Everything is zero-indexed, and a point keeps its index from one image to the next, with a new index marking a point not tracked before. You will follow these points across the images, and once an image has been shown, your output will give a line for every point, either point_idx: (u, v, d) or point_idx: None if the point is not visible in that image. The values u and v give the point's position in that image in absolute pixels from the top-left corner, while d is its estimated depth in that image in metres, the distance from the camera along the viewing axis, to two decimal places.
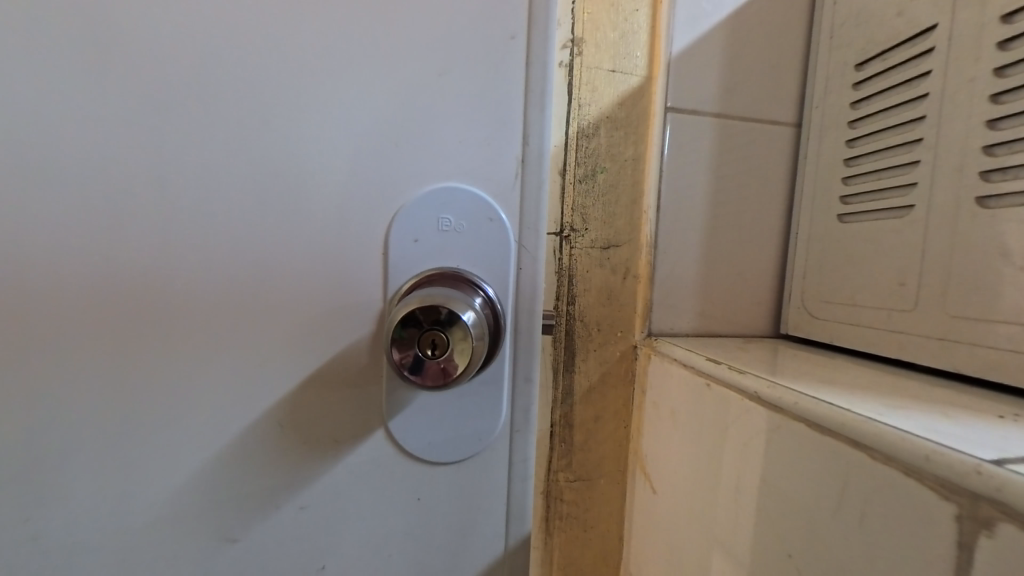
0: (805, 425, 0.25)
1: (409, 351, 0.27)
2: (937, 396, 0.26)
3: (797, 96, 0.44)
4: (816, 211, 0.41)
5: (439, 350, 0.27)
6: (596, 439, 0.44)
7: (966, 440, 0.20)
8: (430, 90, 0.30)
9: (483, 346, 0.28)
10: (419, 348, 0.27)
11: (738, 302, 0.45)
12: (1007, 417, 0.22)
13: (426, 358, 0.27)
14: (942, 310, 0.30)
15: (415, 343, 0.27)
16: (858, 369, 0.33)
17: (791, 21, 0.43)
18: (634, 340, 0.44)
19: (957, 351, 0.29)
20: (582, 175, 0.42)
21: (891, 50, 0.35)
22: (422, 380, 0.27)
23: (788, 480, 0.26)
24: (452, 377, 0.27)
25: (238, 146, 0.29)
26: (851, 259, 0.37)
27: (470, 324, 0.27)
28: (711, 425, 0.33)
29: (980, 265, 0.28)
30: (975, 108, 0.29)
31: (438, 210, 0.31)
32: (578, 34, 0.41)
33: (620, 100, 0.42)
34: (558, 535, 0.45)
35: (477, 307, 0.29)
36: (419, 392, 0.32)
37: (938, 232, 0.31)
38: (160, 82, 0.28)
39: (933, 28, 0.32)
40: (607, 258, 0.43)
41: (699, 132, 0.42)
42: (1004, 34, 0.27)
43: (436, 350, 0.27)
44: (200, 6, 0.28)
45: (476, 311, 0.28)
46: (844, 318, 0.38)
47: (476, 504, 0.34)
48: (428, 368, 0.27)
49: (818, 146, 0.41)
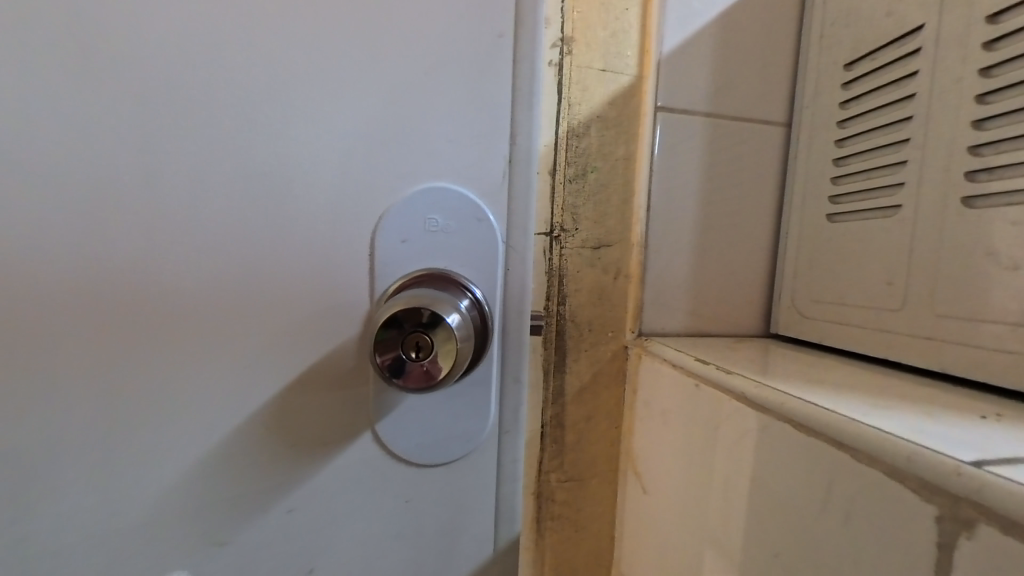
0: (791, 426, 0.25)
1: (392, 353, 0.27)
2: (924, 396, 0.26)
3: (787, 95, 0.43)
4: (806, 210, 0.41)
5: (423, 352, 0.27)
6: (587, 439, 0.44)
7: (946, 440, 0.20)
8: (418, 90, 0.30)
9: (468, 347, 0.28)
10: (402, 350, 0.27)
11: (729, 301, 0.45)
12: (989, 417, 0.23)
13: (410, 360, 0.27)
14: (928, 310, 0.30)
15: (399, 345, 0.27)
16: (845, 369, 0.33)
17: (781, 20, 0.43)
18: (626, 340, 0.44)
19: (944, 351, 0.29)
20: (573, 175, 0.42)
21: (879, 50, 0.35)
22: (405, 382, 0.27)
23: (776, 480, 0.26)
24: (436, 379, 0.27)
25: (223, 144, 0.29)
26: (840, 259, 0.37)
27: (455, 326, 0.27)
28: (703, 425, 0.33)
29: (966, 264, 0.28)
30: (961, 107, 0.29)
31: (426, 210, 0.31)
32: (568, 33, 0.41)
33: (610, 99, 0.42)
34: (550, 536, 0.45)
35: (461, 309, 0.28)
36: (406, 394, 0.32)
37: (925, 232, 0.31)
38: (143, 77, 0.28)
39: (921, 28, 0.32)
40: (598, 258, 0.43)
41: (690, 132, 0.42)
42: (989, 35, 0.27)
43: (420, 352, 0.27)
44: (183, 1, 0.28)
45: (461, 313, 0.28)
46: (834, 318, 0.37)
47: (466, 504, 0.34)
48: (410, 370, 0.27)
49: (808, 146, 0.41)
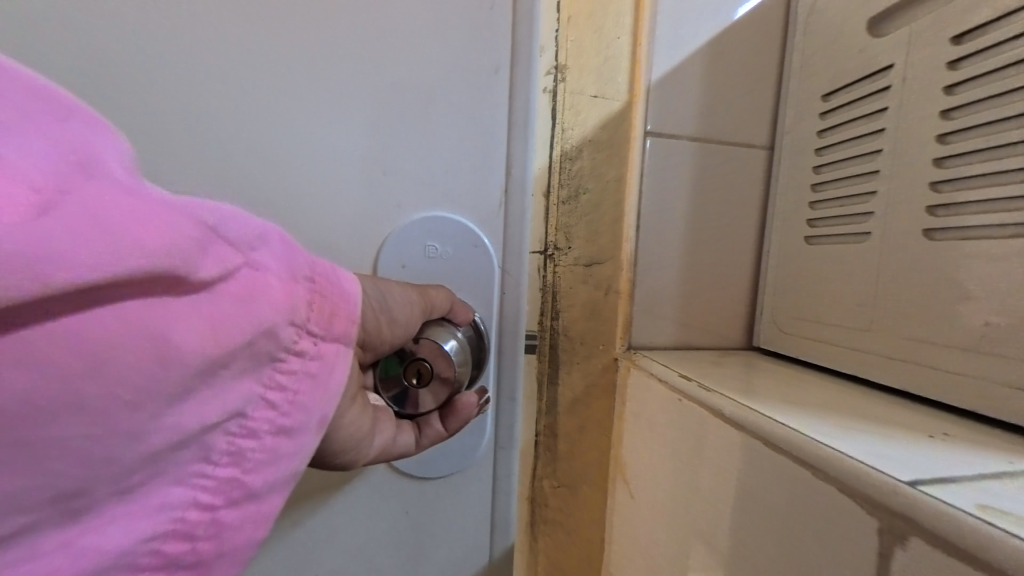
0: (762, 443, 0.27)
1: (395, 383, 0.31)
2: (886, 415, 0.28)
3: (771, 120, 0.46)
4: (788, 231, 0.43)
5: (423, 379, 0.31)
6: (579, 447, 0.47)
7: (893, 460, 0.22)
8: (418, 121, 0.32)
9: (464, 372, 0.32)
10: (405, 379, 0.31)
11: (715, 316, 0.47)
12: (939, 437, 0.25)
13: (411, 386, 0.31)
14: (893, 332, 0.33)
15: (402, 376, 0.31)
16: (819, 386, 0.35)
17: (765, 49, 0.45)
18: (616, 353, 0.45)
19: (907, 370, 0.32)
20: (566, 196, 0.44)
21: (853, 84, 0.37)
22: (408, 406, 0.31)
23: (748, 490, 0.28)
24: (434, 402, 0.31)
25: (232, 172, 0.31)
26: (816, 279, 0.40)
27: (453, 354, 0.31)
28: (686, 437, 0.35)
29: (925, 291, 0.31)
30: (925, 146, 0.31)
31: (424, 238, 0.33)
32: (562, 60, 0.43)
33: (602, 123, 0.44)
34: (543, 537, 0.47)
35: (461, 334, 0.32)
36: (412, 450, 0.31)
37: (892, 258, 0.33)
38: (155, 111, 0.30)
39: (890, 67, 0.34)
40: (590, 275, 0.45)
41: (678, 155, 0.44)
42: (950, 79, 0.30)
43: (420, 380, 0.31)
44: (192, 36, 0.29)
45: (457, 341, 0.32)
46: (811, 335, 0.40)
47: (462, 512, 0.36)
48: (412, 395, 0.31)
49: (789, 169, 0.44)
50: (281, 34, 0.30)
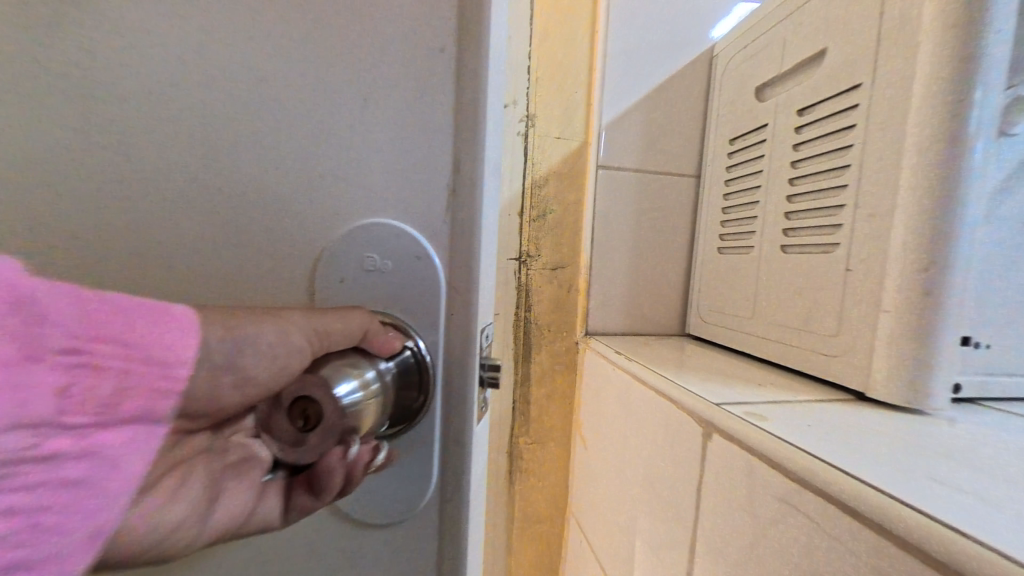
0: (654, 392, 0.39)
1: (279, 423, 0.25)
2: (745, 375, 0.41)
3: (696, 155, 0.58)
4: (706, 243, 0.55)
5: (309, 424, 0.25)
6: (547, 412, 0.59)
7: (721, 396, 0.34)
8: (363, 119, 0.31)
9: (372, 416, 0.27)
10: (288, 418, 0.25)
11: (653, 309, 0.59)
12: (766, 385, 0.37)
13: (294, 428, 0.25)
14: (762, 318, 0.45)
15: (285, 413, 0.25)
16: (717, 359, 0.48)
17: (691, 100, 0.57)
18: (576, 337, 0.58)
19: (769, 346, 0.44)
20: (536, 215, 0.56)
21: (746, 135, 0.49)
22: (285, 448, 0.25)
23: (648, 427, 0.40)
24: (316, 455, 0.25)
25: (197, 181, 0.33)
26: (722, 280, 0.52)
27: (355, 398, 0.26)
28: (617, 397, 0.47)
29: (779, 289, 0.43)
30: (782, 185, 0.43)
31: (366, 249, 0.32)
32: (532, 110, 0.55)
33: (564, 159, 0.56)
34: (519, 484, 0.60)
35: (363, 373, 0.28)
36: (275, 523, 0.29)
37: (764, 265, 0.45)
38: (137, 132, 0.33)
39: (766, 125, 0.46)
40: (556, 276, 0.57)
41: (624, 183, 0.57)
42: (796, 139, 0.42)
43: (306, 423, 0.25)
44: (161, 54, 0.32)
45: (366, 382, 0.28)
46: (718, 323, 0.52)
47: (403, 554, 0.34)
48: (292, 437, 0.25)
49: (708, 195, 0.56)
50: (234, 42, 0.31)
